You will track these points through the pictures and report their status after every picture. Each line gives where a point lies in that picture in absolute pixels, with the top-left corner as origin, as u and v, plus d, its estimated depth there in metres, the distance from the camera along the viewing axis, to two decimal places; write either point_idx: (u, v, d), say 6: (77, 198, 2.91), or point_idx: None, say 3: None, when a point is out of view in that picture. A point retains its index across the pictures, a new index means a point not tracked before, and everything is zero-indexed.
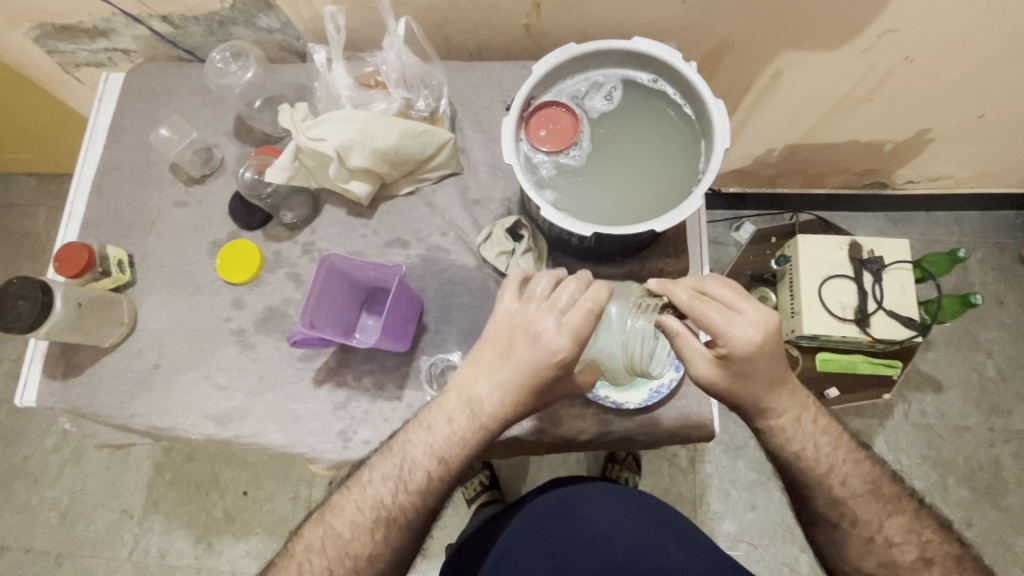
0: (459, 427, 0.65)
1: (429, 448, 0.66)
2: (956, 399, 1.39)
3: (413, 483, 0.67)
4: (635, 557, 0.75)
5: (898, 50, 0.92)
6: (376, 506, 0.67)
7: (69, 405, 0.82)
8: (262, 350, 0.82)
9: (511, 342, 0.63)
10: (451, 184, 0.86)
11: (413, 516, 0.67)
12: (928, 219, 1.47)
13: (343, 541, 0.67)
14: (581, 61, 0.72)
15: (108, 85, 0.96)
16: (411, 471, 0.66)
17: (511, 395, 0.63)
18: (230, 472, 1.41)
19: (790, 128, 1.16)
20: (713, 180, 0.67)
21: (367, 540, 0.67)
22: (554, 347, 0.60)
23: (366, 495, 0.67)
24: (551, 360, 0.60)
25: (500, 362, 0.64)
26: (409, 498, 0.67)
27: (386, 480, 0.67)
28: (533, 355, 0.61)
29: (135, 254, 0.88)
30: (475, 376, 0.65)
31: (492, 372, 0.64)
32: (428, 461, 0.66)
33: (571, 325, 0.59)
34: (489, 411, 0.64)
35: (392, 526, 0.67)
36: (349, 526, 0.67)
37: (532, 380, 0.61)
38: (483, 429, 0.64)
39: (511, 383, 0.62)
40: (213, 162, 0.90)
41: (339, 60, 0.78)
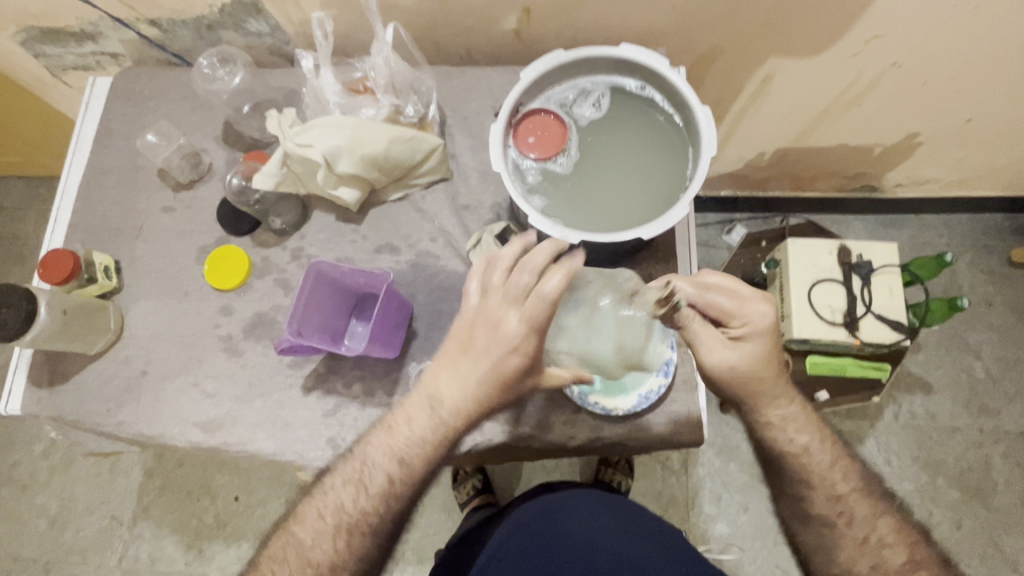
0: (420, 427, 0.66)
1: (388, 449, 0.67)
2: (945, 401, 1.40)
3: (372, 487, 0.66)
4: (617, 564, 0.76)
5: (884, 56, 0.93)
6: (336, 513, 0.67)
7: (54, 413, 0.82)
8: (250, 357, 0.81)
9: (472, 337, 0.64)
10: (441, 190, 0.86)
11: (376, 524, 0.67)
12: (918, 222, 1.48)
13: (303, 549, 0.67)
14: (569, 67, 0.72)
15: (95, 89, 0.96)
16: (370, 472, 0.66)
17: (473, 392, 0.63)
18: (221, 478, 1.40)
19: (779, 132, 1.16)
20: (700, 187, 0.67)
21: (327, 548, 0.66)
22: (512, 337, 0.61)
23: (325, 500, 0.67)
24: (511, 350, 0.61)
25: (462, 360, 0.64)
26: (371, 503, 0.67)
27: (346, 484, 0.67)
28: (492, 345, 0.62)
29: (122, 260, 0.87)
30: (436, 373, 0.66)
31: (455, 367, 0.65)
32: (388, 463, 0.66)
33: (529, 316, 0.60)
34: (451, 409, 0.64)
35: (352, 533, 0.66)
36: (310, 534, 0.67)
37: (492, 374, 0.62)
38: (446, 428, 0.65)
39: (471, 379, 0.63)
40: (201, 167, 0.90)
41: (327, 66, 0.78)
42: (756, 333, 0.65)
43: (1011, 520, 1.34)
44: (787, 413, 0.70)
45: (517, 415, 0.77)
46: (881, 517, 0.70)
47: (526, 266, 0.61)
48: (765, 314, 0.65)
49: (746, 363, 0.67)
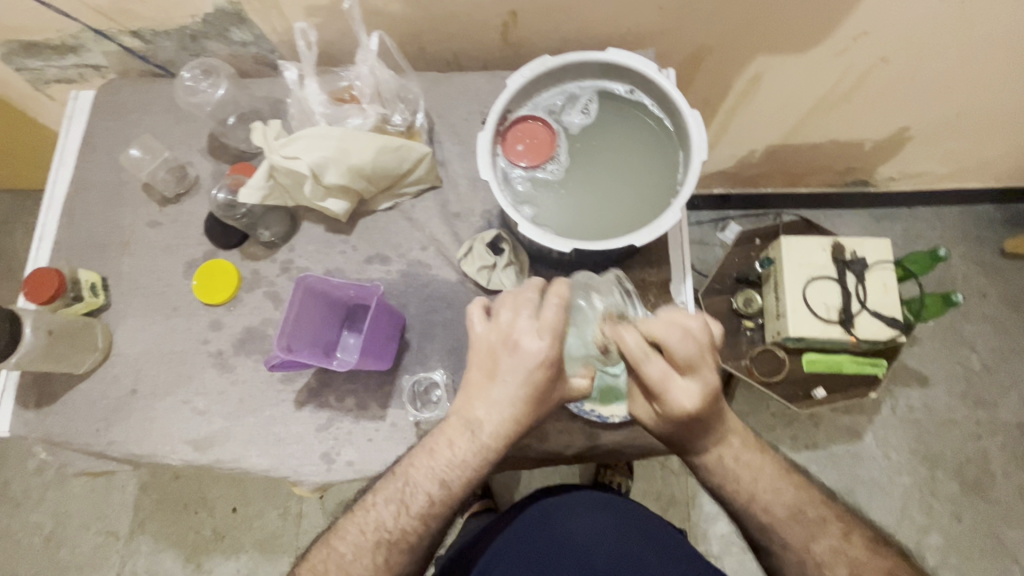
0: (461, 451, 0.65)
1: (429, 471, 0.66)
2: (941, 393, 1.40)
3: (414, 507, 0.66)
4: (613, 561, 0.79)
5: (873, 52, 0.93)
6: (379, 531, 0.66)
7: (44, 434, 0.80)
8: (241, 373, 0.80)
9: (510, 365, 0.62)
10: (430, 198, 0.85)
11: (419, 546, 0.67)
12: (911, 215, 1.48)
13: (346, 566, 0.66)
14: (557, 73, 0.72)
15: (77, 103, 0.94)
16: (412, 492, 0.66)
17: (510, 408, 0.63)
18: (218, 490, 1.38)
19: (770, 130, 1.16)
20: (691, 192, 0.66)
21: (368, 563, 0.66)
22: (541, 351, 0.61)
23: (369, 519, 0.67)
24: (540, 364, 0.61)
25: (503, 389, 0.63)
26: (411, 521, 0.66)
27: (388, 503, 0.67)
28: (518, 362, 0.62)
29: (108, 277, 0.86)
30: (474, 400, 0.65)
31: (485, 390, 0.64)
32: (430, 485, 0.66)
33: (548, 323, 0.60)
34: (491, 432, 0.63)
35: (394, 551, 0.66)
36: (352, 548, 0.67)
37: (527, 391, 0.62)
38: (485, 454, 0.64)
39: (511, 401, 0.62)
40: (187, 180, 0.89)
41: (311, 76, 0.77)
42: (680, 390, 0.62)
43: (1009, 511, 1.34)
44: (725, 449, 0.70)
45: None
46: (818, 540, 0.68)
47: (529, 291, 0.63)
48: (684, 405, 0.63)
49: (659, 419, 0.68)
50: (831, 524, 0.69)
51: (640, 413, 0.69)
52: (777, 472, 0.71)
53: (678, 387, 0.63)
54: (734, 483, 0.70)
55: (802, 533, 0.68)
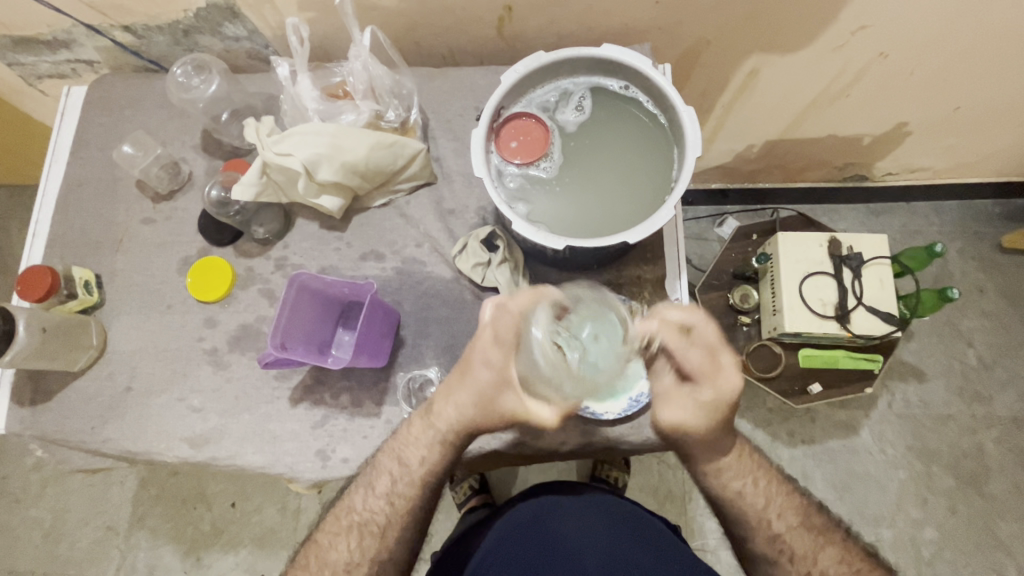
0: (417, 433, 0.69)
1: (390, 449, 0.71)
2: (938, 388, 1.40)
3: (379, 487, 0.70)
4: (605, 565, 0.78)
5: (871, 47, 0.92)
6: (351, 514, 0.70)
7: (39, 431, 0.80)
8: (236, 370, 0.80)
9: (465, 362, 0.68)
10: (425, 194, 0.85)
11: (390, 529, 0.70)
12: (908, 210, 1.48)
13: (323, 554, 0.70)
14: (550, 69, 0.71)
15: (70, 98, 0.94)
16: (377, 476, 0.70)
17: (460, 403, 0.68)
18: (216, 486, 1.39)
19: (767, 125, 1.16)
20: (686, 188, 0.66)
21: (342, 549, 0.69)
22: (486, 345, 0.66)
23: (343, 505, 0.71)
24: (482, 357, 0.66)
25: (457, 380, 0.68)
26: (379, 507, 0.70)
27: (358, 487, 0.71)
28: (469, 359, 0.67)
29: (102, 275, 0.85)
30: (440, 391, 0.70)
31: (447, 383, 0.69)
32: (392, 464, 0.70)
33: (499, 332, 0.64)
34: (444, 418, 0.68)
35: (365, 534, 0.69)
36: (328, 536, 0.70)
37: (471, 385, 0.67)
38: (437, 437, 0.69)
39: (460, 390, 0.68)
40: (181, 176, 0.88)
41: (304, 72, 0.76)
42: (719, 378, 0.66)
43: (1003, 505, 1.35)
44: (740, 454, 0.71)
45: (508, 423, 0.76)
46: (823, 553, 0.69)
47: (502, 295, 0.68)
48: (736, 383, 0.66)
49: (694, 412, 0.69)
50: (834, 528, 0.71)
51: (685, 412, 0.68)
52: (787, 484, 0.73)
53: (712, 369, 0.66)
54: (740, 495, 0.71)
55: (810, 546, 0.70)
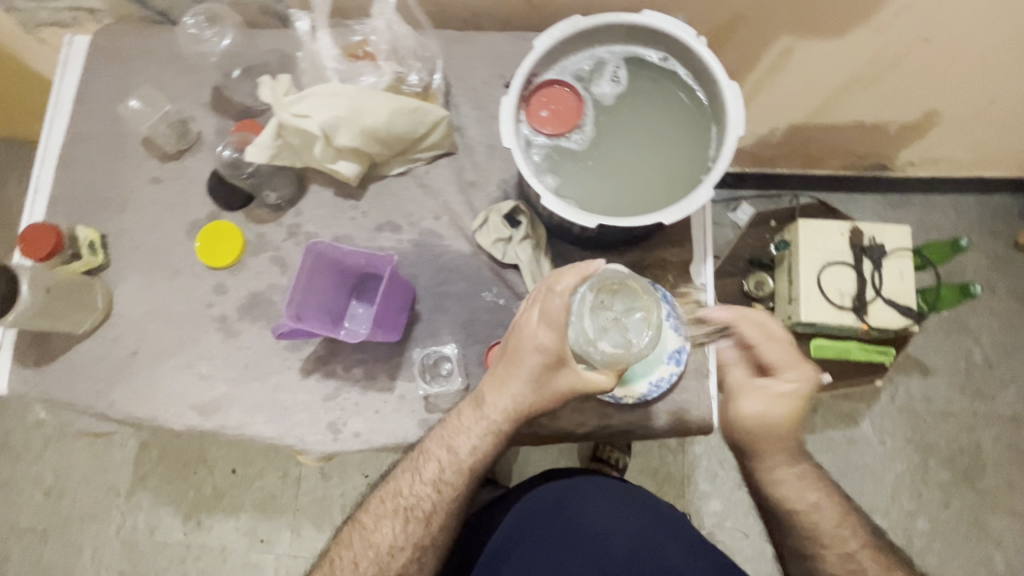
0: (469, 422, 0.68)
1: (438, 436, 0.70)
2: (942, 383, 1.40)
3: (426, 473, 0.69)
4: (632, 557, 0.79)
5: (913, 30, 0.88)
6: (397, 497, 0.70)
7: (42, 392, 0.79)
8: (245, 339, 0.78)
9: (514, 351, 0.65)
10: (445, 165, 0.81)
11: (436, 515, 0.69)
12: (926, 203, 1.45)
13: (368, 536, 0.69)
14: (587, 35, 0.67)
15: (73, 48, 0.89)
16: (434, 465, 0.69)
17: (519, 396, 0.66)
18: (218, 451, 1.39)
19: (796, 108, 1.12)
20: (725, 168, 0.63)
21: (398, 533, 0.69)
22: (539, 338, 0.63)
23: (388, 488, 0.71)
24: (537, 349, 0.63)
25: (507, 370, 0.66)
26: (432, 490, 0.69)
27: (404, 471, 0.70)
28: (534, 361, 0.64)
29: (108, 236, 0.82)
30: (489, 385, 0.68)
31: (502, 381, 0.66)
32: (441, 452, 0.69)
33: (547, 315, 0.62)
34: (498, 410, 0.67)
35: (411, 518, 0.69)
36: (373, 517, 0.70)
37: (533, 384, 0.65)
38: (490, 428, 0.67)
39: (514, 381, 0.65)
40: (190, 135, 0.84)
41: (324, 28, 0.73)
42: None
43: (996, 499, 1.36)
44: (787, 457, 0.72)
45: None
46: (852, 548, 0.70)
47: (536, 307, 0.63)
48: None
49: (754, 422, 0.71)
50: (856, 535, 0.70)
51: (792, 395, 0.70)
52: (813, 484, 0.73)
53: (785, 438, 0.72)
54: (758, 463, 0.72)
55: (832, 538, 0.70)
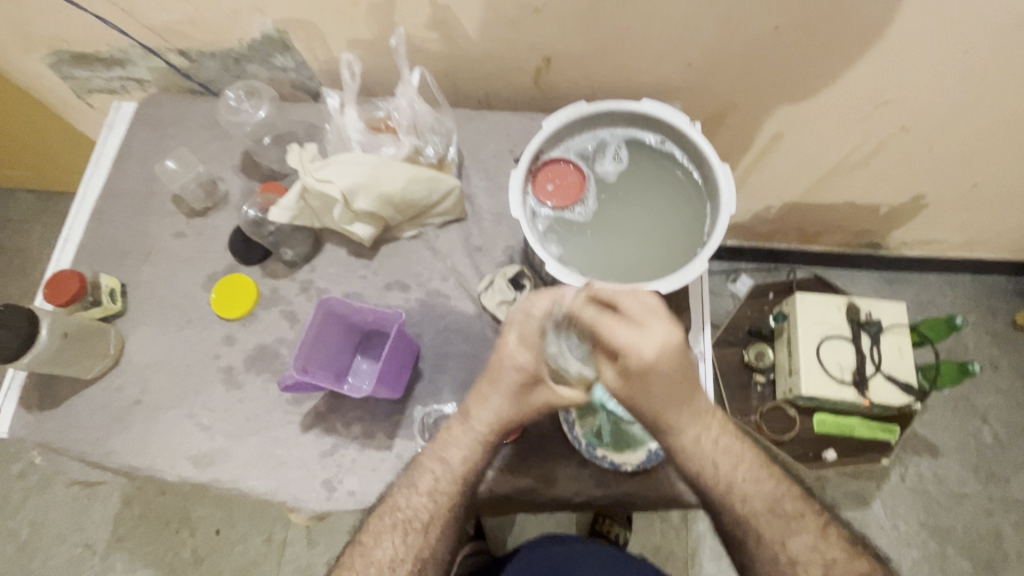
0: (458, 435, 0.69)
1: (432, 450, 0.70)
2: (952, 464, 1.36)
3: (422, 485, 0.68)
4: None
5: (893, 120, 0.95)
6: (394, 512, 0.68)
7: (41, 438, 0.79)
8: (250, 390, 0.79)
9: (494, 371, 0.68)
10: (454, 230, 0.86)
11: (434, 525, 0.68)
12: (923, 280, 1.49)
13: (368, 553, 0.68)
14: (590, 119, 0.74)
15: (118, 113, 0.97)
16: (426, 475, 0.69)
17: (503, 413, 0.68)
18: (203, 510, 1.35)
19: (789, 187, 1.18)
20: (719, 243, 0.67)
21: (396, 551, 0.68)
22: (517, 357, 0.66)
23: (386, 503, 0.69)
24: (515, 368, 0.67)
25: (488, 387, 0.68)
26: (425, 503, 0.68)
27: (401, 486, 0.69)
28: (513, 379, 0.67)
29: (128, 285, 0.86)
30: (471, 399, 0.70)
31: (484, 398, 0.68)
32: (435, 464, 0.69)
33: (526, 337, 0.66)
34: (484, 422, 0.68)
35: (410, 531, 0.68)
36: (372, 534, 0.68)
37: (514, 399, 0.68)
38: (479, 440, 0.69)
39: (496, 397, 0.68)
40: (217, 195, 0.90)
41: (351, 106, 0.80)
42: None
43: None
44: (700, 431, 0.67)
45: (524, 467, 0.74)
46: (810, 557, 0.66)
47: (512, 330, 0.66)
48: None
49: (639, 387, 0.62)
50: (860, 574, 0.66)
51: (650, 359, 0.60)
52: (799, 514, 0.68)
53: (697, 416, 0.67)
54: (689, 468, 0.67)
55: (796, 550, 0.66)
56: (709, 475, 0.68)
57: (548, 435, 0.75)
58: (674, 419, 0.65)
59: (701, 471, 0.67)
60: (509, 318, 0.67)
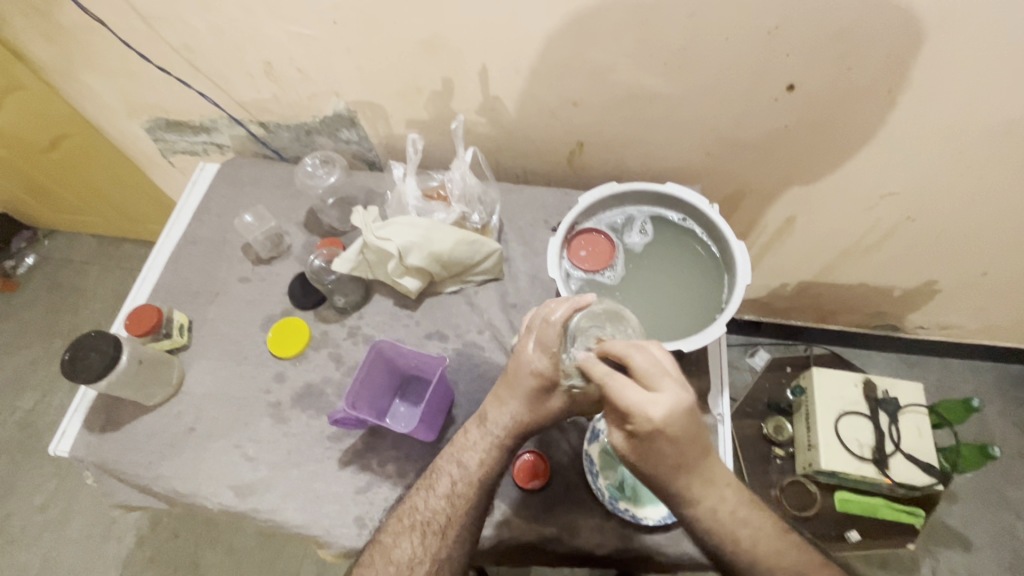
0: (474, 438, 0.73)
1: (450, 453, 0.73)
2: (986, 560, 1.31)
3: (440, 488, 0.71)
4: None
5: (898, 211, 1.04)
6: (413, 514, 0.70)
7: (98, 459, 0.85)
8: (295, 425, 0.85)
9: (512, 374, 0.71)
10: (492, 288, 0.94)
11: (451, 528, 0.70)
12: (941, 365, 1.51)
13: (387, 553, 0.69)
14: (620, 197, 0.84)
15: (203, 172, 1.12)
16: (442, 475, 0.72)
17: (518, 415, 0.71)
18: (213, 557, 1.36)
19: (803, 266, 1.25)
20: (736, 310, 0.74)
21: (414, 551, 0.69)
22: (534, 362, 0.69)
23: (405, 506, 0.72)
24: (532, 372, 0.69)
25: (506, 390, 0.72)
26: (442, 505, 0.70)
27: (419, 488, 0.72)
28: (530, 379, 0.70)
29: (194, 322, 0.95)
30: (488, 402, 0.74)
31: (502, 401, 0.72)
32: (452, 467, 0.72)
33: (544, 342, 0.69)
34: (500, 425, 0.72)
35: (427, 533, 0.69)
36: (390, 534, 0.70)
37: (529, 399, 0.71)
38: (494, 443, 0.72)
39: (512, 400, 0.71)
40: (282, 246, 1.01)
41: (412, 176, 0.92)
42: None
43: None
44: (716, 500, 0.67)
45: (549, 516, 0.77)
46: (809, 559, 0.67)
47: (530, 338, 0.70)
48: None
49: (647, 451, 0.64)
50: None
51: (658, 422, 0.61)
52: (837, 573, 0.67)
53: (712, 485, 0.67)
54: (700, 449, 0.69)
55: (799, 558, 0.67)
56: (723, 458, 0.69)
57: (574, 485, 0.78)
58: (685, 487, 0.66)
59: (718, 449, 0.69)
60: (528, 322, 0.72)
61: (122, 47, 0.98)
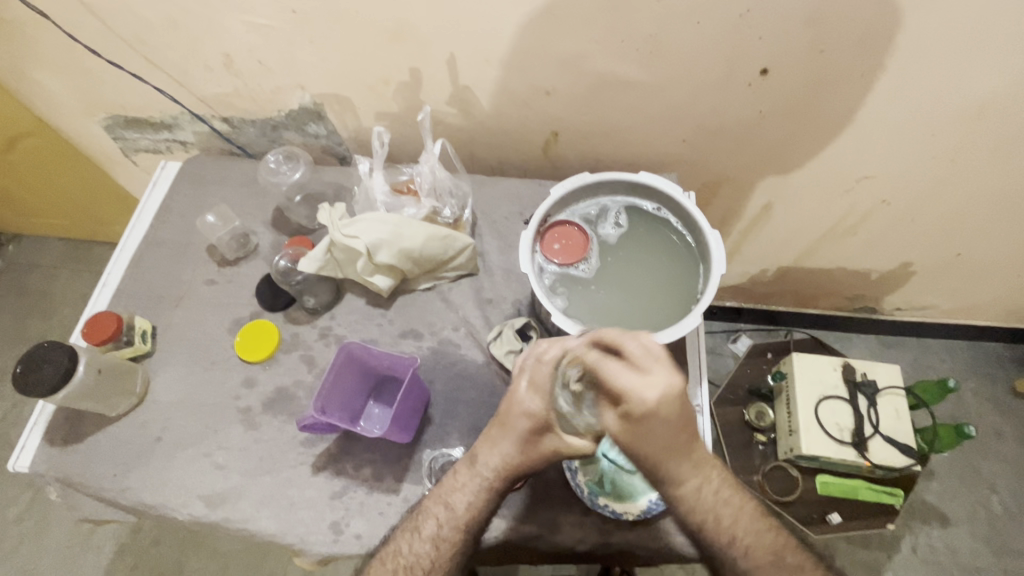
0: (463, 479, 0.69)
1: (437, 494, 0.70)
2: (963, 535, 1.34)
3: (425, 531, 0.68)
4: None
5: (874, 194, 1.04)
6: (396, 557, 0.67)
7: (61, 473, 0.82)
8: (266, 431, 0.83)
9: (505, 414, 0.68)
10: (467, 283, 0.92)
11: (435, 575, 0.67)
12: (919, 345, 1.53)
13: None
14: (594, 187, 0.82)
15: (164, 171, 1.07)
16: (428, 519, 0.68)
17: (509, 459, 0.68)
18: (196, 563, 1.34)
19: (782, 252, 1.25)
20: (711, 301, 0.73)
21: None
22: (526, 403, 0.67)
23: (387, 549, 0.68)
24: (524, 413, 0.67)
25: (498, 431, 0.69)
26: (426, 551, 0.67)
27: (403, 530, 0.69)
28: (520, 422, 0.67)
29: (159, 327, 0.91)
30: (479, 443, 0.70)
31: (492, 441, 0.69)
32: (438, 508, 0.69)
33: (537, 382, 0.67)
34: (491, 468, 0.68)
35: None
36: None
37: (521, 442, 0.67)
38: (484, 486, 0.68)
39: (504, 441, 0.68)
40: (248, 246, 0.98)
41: (379, 170, 0.89)
42: None
43: None
44: (702, 482, 0.67)
45: (530, 513, 0.76)
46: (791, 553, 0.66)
47: (523, 377, 0.67)
48: None
49: (642, 430, 0.62)
50: None
51: (652, 404, 0.60)
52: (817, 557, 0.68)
53: (698, 468, 0.66)
54: (684, 488, 0.66)
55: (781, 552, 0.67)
56: (707, 494, 0.66)
57: (553, 481, 0.77)
58: (676, 469, 0.65)
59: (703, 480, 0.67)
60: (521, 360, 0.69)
61: (71, 41, 0.93)
